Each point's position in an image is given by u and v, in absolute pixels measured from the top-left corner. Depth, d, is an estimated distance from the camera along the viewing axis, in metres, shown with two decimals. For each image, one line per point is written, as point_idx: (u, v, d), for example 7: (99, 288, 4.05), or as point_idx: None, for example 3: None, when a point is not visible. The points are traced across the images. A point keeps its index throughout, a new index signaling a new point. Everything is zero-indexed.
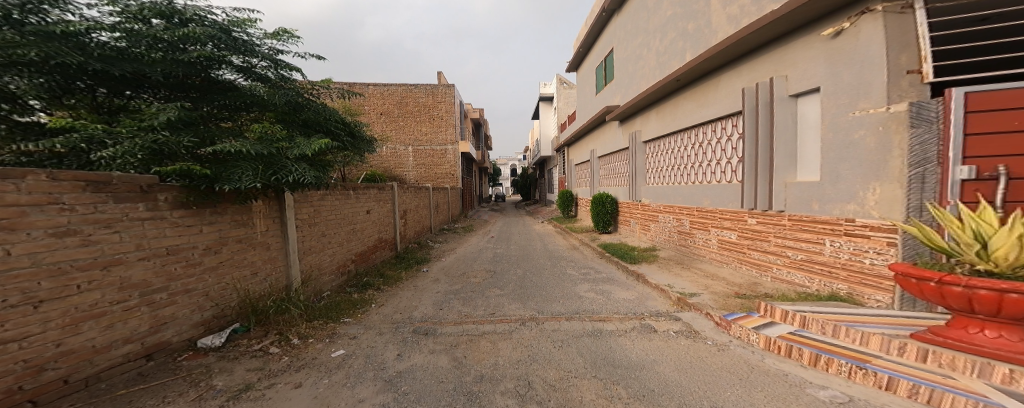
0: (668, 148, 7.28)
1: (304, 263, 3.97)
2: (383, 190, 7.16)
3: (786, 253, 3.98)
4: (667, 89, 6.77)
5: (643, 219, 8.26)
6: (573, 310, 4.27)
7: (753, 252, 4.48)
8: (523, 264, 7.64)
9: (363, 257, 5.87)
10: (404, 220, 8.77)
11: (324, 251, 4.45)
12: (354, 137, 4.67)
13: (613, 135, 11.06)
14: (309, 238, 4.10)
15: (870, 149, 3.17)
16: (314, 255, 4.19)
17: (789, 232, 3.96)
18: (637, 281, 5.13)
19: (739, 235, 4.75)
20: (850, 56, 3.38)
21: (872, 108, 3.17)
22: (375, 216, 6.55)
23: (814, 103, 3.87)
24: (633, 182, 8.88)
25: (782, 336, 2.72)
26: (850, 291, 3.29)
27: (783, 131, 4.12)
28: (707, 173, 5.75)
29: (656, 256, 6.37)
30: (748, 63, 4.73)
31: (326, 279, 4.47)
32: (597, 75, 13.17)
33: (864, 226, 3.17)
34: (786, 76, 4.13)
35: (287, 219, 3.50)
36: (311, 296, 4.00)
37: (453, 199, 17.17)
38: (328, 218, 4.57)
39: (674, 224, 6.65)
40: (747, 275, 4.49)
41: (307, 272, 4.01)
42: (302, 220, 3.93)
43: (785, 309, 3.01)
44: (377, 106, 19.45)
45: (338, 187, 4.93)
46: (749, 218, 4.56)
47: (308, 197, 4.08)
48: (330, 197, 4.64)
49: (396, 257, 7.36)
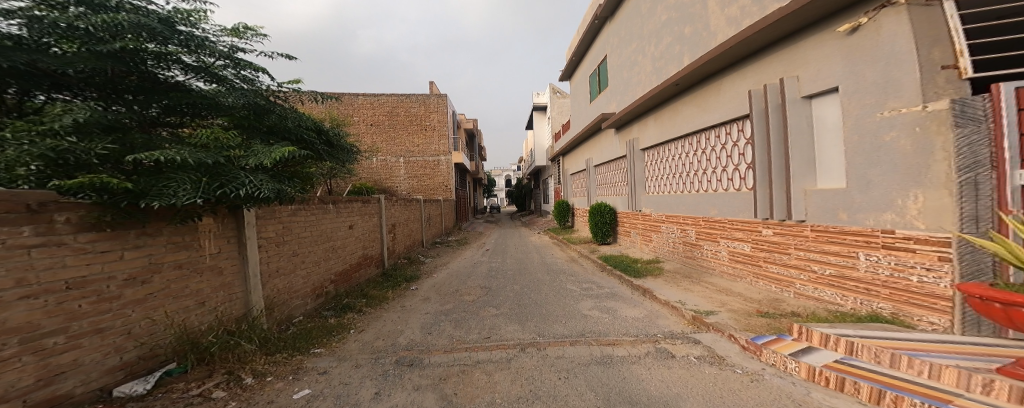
0: (668, 155, 6.95)
1: (270, 286, 3.49)
2: (368, 203, 6.70)
3: (811, 267, 3.60)
4: (665, 95, 6.47)
5: (644, 230, 7.89)
6: (577, 333, 3.81)
7: (772, 266, 4.10)
8: (520, 279, 7.17)
9: (344, 276, 5.38)
10: (392, 234, 8.28)
11: (296, 272, 3.98)
12: (334, 147, 4.27)
13: (610, 143, 10.76)
14: (277, 258, 3.63)
15: (906, 152, 2.79)
16: (282, 277, 3.71)
17: (813, 244, 3.58)
18: (644, 297, 4.69)
19: (753, 246, 4.39)
20: (871, 53, 3.05)
21: (903, 107, 2.81)
22: (359, 231, 6.08)
23: (833, 105, 3.53)
24: (632, 191, 8.53)
25: (828, 366, 2.30)
26: (895, 311, 2.89)
27: (798, 135, 3.78)
28: (713, 181, 5.41)
29: (661, 268, 5.95)
30: (754, 65, 4.42)
31: (298, 304, 3.98)
32: (591, 83, 12.97)
33: (907, 238, 2.79)
34: (797, 77, 3.81)
35: (245, 239, 3.05)
36: (277, 324, 3.51)
37: (447, 211, 16.69)
38: (300, 236, 4.11)
39: (678, 235, 6.26)
40: (765, 291, 4.11)
41: (273, 297, 3.53)
42: (267, 239, 3.48)
43: (825, 332, 2.60)
44: (368, 118, 19.11)
45: (314, 201, 4.48)
46: (764, 228, 4.20)
47: (275, 213, 3.62)
48: (303, 212, 4.18)
49: (383, 274, 6.85)
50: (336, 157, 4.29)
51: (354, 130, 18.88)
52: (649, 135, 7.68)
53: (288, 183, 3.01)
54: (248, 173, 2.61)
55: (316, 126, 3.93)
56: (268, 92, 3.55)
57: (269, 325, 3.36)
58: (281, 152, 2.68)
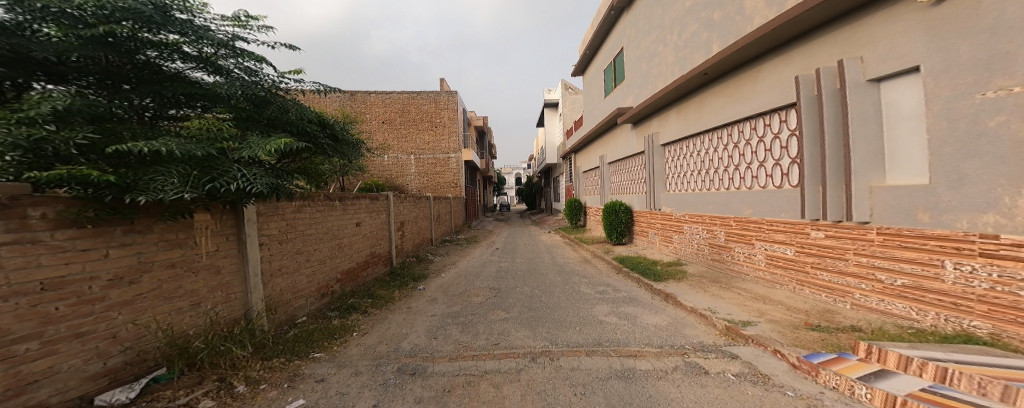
0: (695, 149, 6.62)
1: (272, 287, 3.34)
2: (376, 200, 6.55)
3: (875, 276, 3.19)
4: (692, 85, 6.15)
5: (664, 232, 7.53)
6: (594, 341, 3.58)
7: (824, 273, 3.70)
8: (530, 280, 6.97)
9: (351, 275, 5.24)
10: (401, 232, 8.16)
11: (301, 271, 3.83)
12: (341, 143, 4.13)
13: (626, 140, 10.41)
14: (280, 256, 3.47)
15: (1013, 141, 2.34)
16: (286, 277, 3.57)
17: (877, 250, 3.18)
18: (669, 306, 4.49)
19: (798, 251, 4.05)
20: (964, 24, 2.58)
21: (1014, 86, 2.33)
22: (366, 228, 5.93)
23: (909, 87, 3.07)
24: (652, 189, 8.20)
25: (911, 396, 1.91)
26: (994, 332, 2.45)
27: (861, 124, 3.35)
28: (750, 178, 5.09)
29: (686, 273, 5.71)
30: (802, 48, 4.04)
31: (302, 304, 3.84)
32: (606, 78, 12.65)
33: (1013, 244, 2.33)
34: (861, 57, 3.36)
35: (244, 237, 2.88)
36: (278, 326, 3.36)
37: (457, 209, 16.59)
38: (305, 233, 3.96)
39: (708, 237, 5.88)
40: (815, 301, 3.75)
41: (275, 298, 3.38)
42: (269, 236, 3.32)
43: (905, 354, 2.17)
44: (379, 115, 19.09)
45: (320, 197, 4.32)
46: (813, 231, 3.84)
47: (278, 210, 3.46)
48: (308, 208, 4.02)
49: (391, 273, 6.72)
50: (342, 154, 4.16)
51: (365, 127, 18.89)
52: (672, 129, 7.33)
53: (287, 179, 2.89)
54: (244, 166, 2.46)
55: (321, 119, 3.81)
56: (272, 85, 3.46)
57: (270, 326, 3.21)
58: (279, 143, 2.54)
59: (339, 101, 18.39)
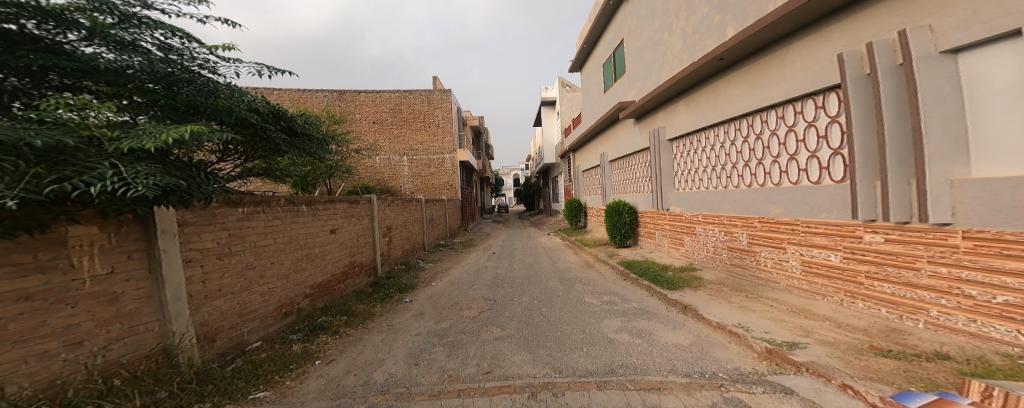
0: (709, 143, 6.14)
1: (209, 310, 2.92)
2: (356, 204, 6.05)
3: (962, 291, 2.70)
4: (705, 73, 5.67)
5: (675, 235, 6.99)
6: (604, 369, 3.02)
7: (885, 285, 3.22)
8: (530, 290, 6.44)
9: (324, 288, 4.78)
10: (389, 238, 7.61)
11: (254, 289, 3.41)
12: (300, 137, 4.09)
13: (628, 136, 9.90)
14: (221, 274, 3.05)
15: None
16: (232, 297, 3.15)
17: (965, 259, 2.69)
18: (692, 322, 3.96)
19: (846, 258, 3.56)
20: None
21: None
22: (344, 236, 5.43)
23: (999, 58, 2.64)
24: (658, 188, 7.68)
25: None
26: None
27: (936, 105, 2.90)
28: (779, 172, 4.62)
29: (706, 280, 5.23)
30: (845, 22, 3.58)
31: (255, 328, 3.42)
32: (605, 72, 12.16)
33: None
34: (929, 27, 2.91)
35: (161, 254, 2.50)
36: (217, 357, 2.96)
37: (452, 212, 16.00)
38: (259, 245, 3.52)
39: (728, 241, 5.34)
40: (871, 317, 3.27)
41: (214, 325, 2.97)
42: (203, 249, 2.88)
43: None
44: (370, 115, 18.48)
45: (279, 203, 3.89)
46: (868, 234, 3.35)
47: (219, 218, 3.05)
48: (261, 216, 3.58)
49: (374, 286, 6.18)
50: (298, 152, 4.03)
51: (356, 128, 18.28)
52: (679, 123, 6.86)
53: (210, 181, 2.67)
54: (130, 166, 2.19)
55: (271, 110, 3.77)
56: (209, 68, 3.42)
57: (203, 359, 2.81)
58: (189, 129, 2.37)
59: (328, 101, 17.76)
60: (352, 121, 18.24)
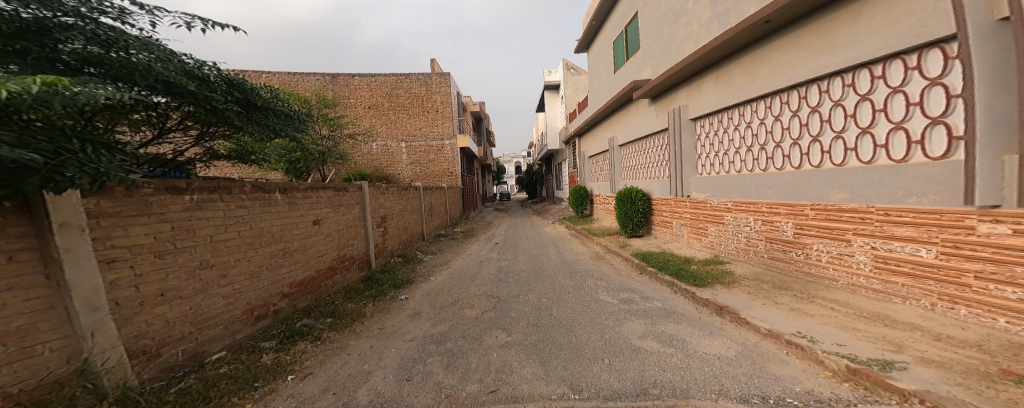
0: (745, 121, 5.45)
1: (148, 319, 2.65)
2: (343, 191, 5.52)
3: None
4: (745, 39, 4.97)
5: (699, 225, 6.37)
6: (635, 389, 2.48)
7: (1009, 290, 2.58)
8: (539, 288, 5.93)
9: (306, 287, 4.47)
10: (384, 228, 7.06)
11: (212, 292, 3.17)
12: (264, 111, 3.98)
13: (644, 117, 9.22)
14: (163, 276, 2.77)
15: None
16: (181, 302, 2.89)
17: None
18: (729, 327, 3.40)
19: (947, 255, 2.92)
20: None
21: None
22: (328, 227, 5.04)
23: None
24: (678, 172, 7.10)
25: None
26: None
27: None
28: (842, 151, 3.97)
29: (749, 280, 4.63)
30: None
31: (215, 337, 3.20)
32: (616, 50, 11.39)
33: None
34: None
35: (62, 257, 2.17)
36: (160, 374, 2.72)
37: (452, 200, 15.44)
38: (216, 240, 3.24)
39: (768, 232, 4.71)
40: (970, 325, 2.74)
41: (158, 337, 2.71)
42: (135, 246, 2.58)
43: None
44: (365, 100, 17.70)
45: (241, 191, 3.58)
46: (985, 225, 2.69)
47: (154, 208, 2.73)
48: (216, 207, 3.28)
49: (367, 281, 5.69)
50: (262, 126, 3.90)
51: (351, 113, 17.53)
52: (705, 100, 6.21)
53: (104, 155, 2.29)
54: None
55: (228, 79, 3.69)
56: (122, 17, 2.99)
57: (142, 377, 2.59)
58: (37, 80, 1.95)
59: (320, 84, 16.96)
60: (347, 106, 17.48)
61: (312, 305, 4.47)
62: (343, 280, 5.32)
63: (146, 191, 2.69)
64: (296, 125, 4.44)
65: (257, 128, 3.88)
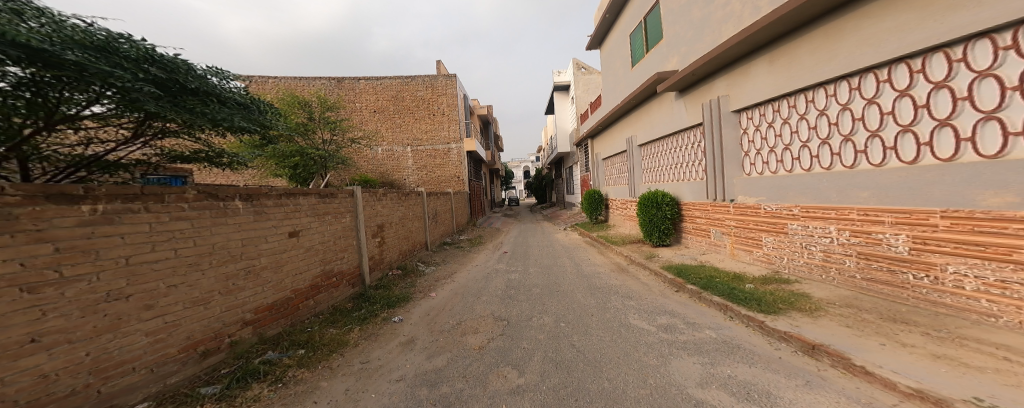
0: (819, 107, 4.55)
1: (8, 377, 1.87)
2: (329, 197, 4.71)
3: None
4: (812, 7, 4.11)
5: (754, 235, 5.59)
6: None
7: None
8: (559, 309, 5.05)
9: (278, 312, 3.65)
10: (381, 237, 6.27)
11: (128, 329, 2.37)
12: (202, 96, 3.44)
13: (673, 112, 8.43)
14: (37, 316, 1.98)
15: None
16: (70, 349, 2.10)
17: None
18: (831, 374, 2.53)
19: None
20: None
21: None
22: (310, 239, 4.23)
23: None
24: (726, 173, 6.32)
25: None
26: None
27: None
28: (996, 137, 2.99)
29: (831, 304, 3.69)
30: None
31: (133, 386, 2.41)
32: (634, 41, 10.61)
33: None
34: None
35: None
36: None
37: (459, 206, 14.68)
38: (135, 264, 2.45)
39: (866, 246, 3.79)
40: None
41: (26, 399, 1.94)
42: None
43: None
44: (370, 103, 17.10)
45: (179, 198, 2.76)
46: None
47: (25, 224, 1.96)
48: (136, 220, 2.48)
49: (358, 299, 4.89)
50: (200, 112, 3.30)
51: (356, 118, 16.93)
52: (758, 86, 5.44)
53: None
54: None
55: (154, 59, 3.12)
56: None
57: None
58: None
59: (325, 89, 16.46)
60: (352, 110, 16.90)
61: (283, 332, 3.62)
62: (332, 300, 4.52)
63: (8, 199, 1.89)
64: (246, 114, 3.91)
65: (198, 117, 3.29)
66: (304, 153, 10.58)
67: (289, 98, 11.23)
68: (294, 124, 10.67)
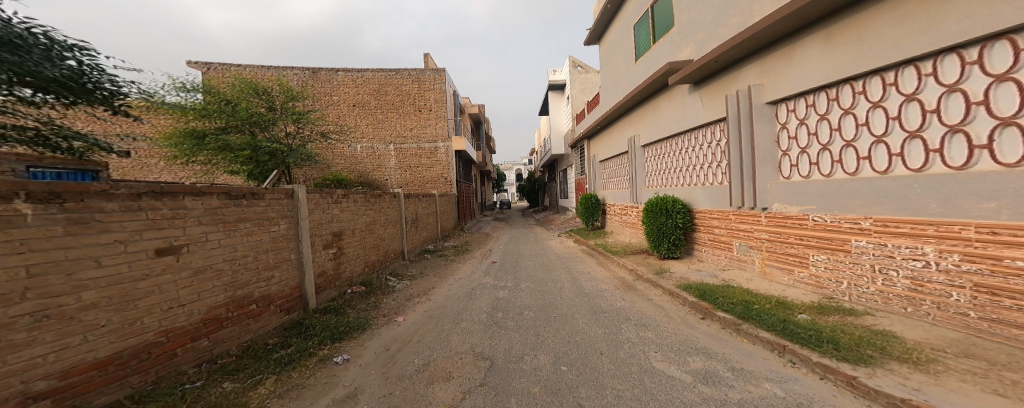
0: (906, 91, 3.55)
1: None
2: (255, 199, 3.53)
3: None
4: None
5: (800, 251, 4.63)
6: None
7: None
8: (558, 342, 4.03)
9: (123, 368, 2.33)
10: (337, 248, 5.15)
11: None
12: None
13: (688, 107, 7.54)
14: None
15: None
16: None
17: None
18: None
19: None
20: None
21: None
22: (214, 256, 3.03)
23: None
24: (759, 176, 5.35)
25: None
26: None
27: None
28: None
29: (944, 353, 2.68)
30: None
31: None
32: (640, 33, 9.80)
33: None
34: None
35: None
36: None
37: (445, 209, 13.56)
38: None
39: (991, 278, 2.80)
40: None
41: None
42: None
43: None
44: (349, 97, 15.89)
45: None
46: None
47: None
48: None
49: (289, 331, 3.75)
50: None
51: (334, 112, 15.70)
52: (810, 70, 4.51)
53: None
54: None
55: None
56: None
57: None
58: None
59: (301, 81, 15.22)
60: (329, 103, 15.66)
61: (125, 399, 2.30)
62: (245, 333, 3.33)
63: None
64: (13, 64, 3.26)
65: None
66: (255, 147, 9.68)
67: (243, 84, 9.84)
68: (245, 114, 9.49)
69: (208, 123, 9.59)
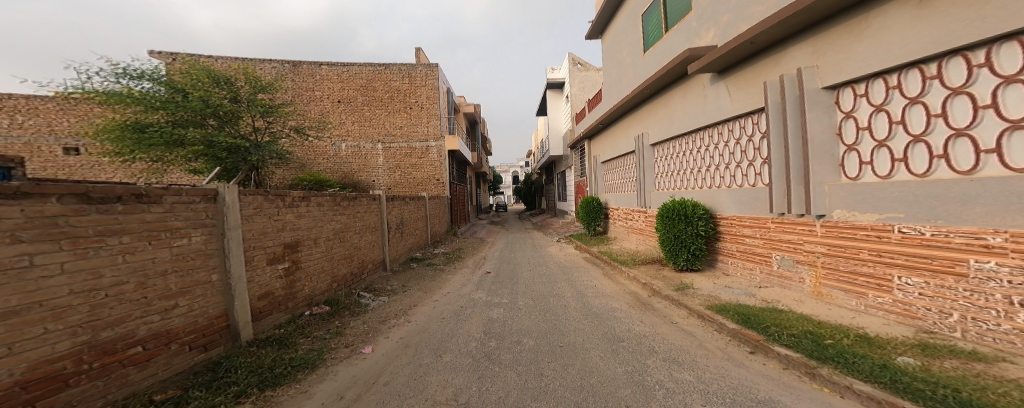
0: None
1: None
2: (141, 203, 2.47)
3: None
4: None
5: (879, 270, 3.77)
6: None
7: None
8: (568, 387, 3.01)
9: None
10: (288, 262, 4.08)
11: None
12: None
13: (710, 99, 6.65)
14: None
15: None
16: None
17: None
18: None
19: None
20: None
21: None
22: (46, 289, 1.94)
23: None
24: (816, 176, 4.44)
25: None
26: None
27: None
28: None
29: None
30: None
31: None
32: (649, 21, 8.94)
33: None
34: None
35: None
36: None
37: (436, 213, 12.48)
38: None
39: None
40: None
41: None
42: None
43: None
44: (334, 92, 14.72)
45: None
46: None
47: None
48: None
49: (196, 377, 2.71)
50: None
51: (316, 108, 14.52)
52: (890, 43, 3.60)
53: None
54: None
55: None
56: None
57: None
58: None
59: (280, 74, 14.05)
60: (310, 99, 14.47)
61: None
62: (115, 390, 2.24)
63: None
64: None
65: None
66: (210, 143, 8.54)
67: (198, 72, 8.66)
68: (197, 104, 8.37)
69: (158, 115, 8.41)
